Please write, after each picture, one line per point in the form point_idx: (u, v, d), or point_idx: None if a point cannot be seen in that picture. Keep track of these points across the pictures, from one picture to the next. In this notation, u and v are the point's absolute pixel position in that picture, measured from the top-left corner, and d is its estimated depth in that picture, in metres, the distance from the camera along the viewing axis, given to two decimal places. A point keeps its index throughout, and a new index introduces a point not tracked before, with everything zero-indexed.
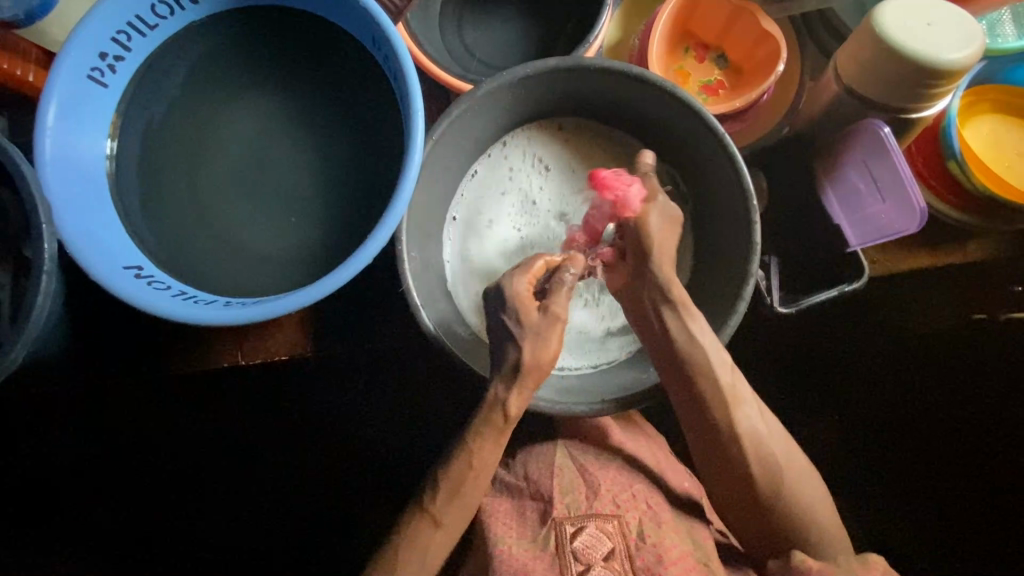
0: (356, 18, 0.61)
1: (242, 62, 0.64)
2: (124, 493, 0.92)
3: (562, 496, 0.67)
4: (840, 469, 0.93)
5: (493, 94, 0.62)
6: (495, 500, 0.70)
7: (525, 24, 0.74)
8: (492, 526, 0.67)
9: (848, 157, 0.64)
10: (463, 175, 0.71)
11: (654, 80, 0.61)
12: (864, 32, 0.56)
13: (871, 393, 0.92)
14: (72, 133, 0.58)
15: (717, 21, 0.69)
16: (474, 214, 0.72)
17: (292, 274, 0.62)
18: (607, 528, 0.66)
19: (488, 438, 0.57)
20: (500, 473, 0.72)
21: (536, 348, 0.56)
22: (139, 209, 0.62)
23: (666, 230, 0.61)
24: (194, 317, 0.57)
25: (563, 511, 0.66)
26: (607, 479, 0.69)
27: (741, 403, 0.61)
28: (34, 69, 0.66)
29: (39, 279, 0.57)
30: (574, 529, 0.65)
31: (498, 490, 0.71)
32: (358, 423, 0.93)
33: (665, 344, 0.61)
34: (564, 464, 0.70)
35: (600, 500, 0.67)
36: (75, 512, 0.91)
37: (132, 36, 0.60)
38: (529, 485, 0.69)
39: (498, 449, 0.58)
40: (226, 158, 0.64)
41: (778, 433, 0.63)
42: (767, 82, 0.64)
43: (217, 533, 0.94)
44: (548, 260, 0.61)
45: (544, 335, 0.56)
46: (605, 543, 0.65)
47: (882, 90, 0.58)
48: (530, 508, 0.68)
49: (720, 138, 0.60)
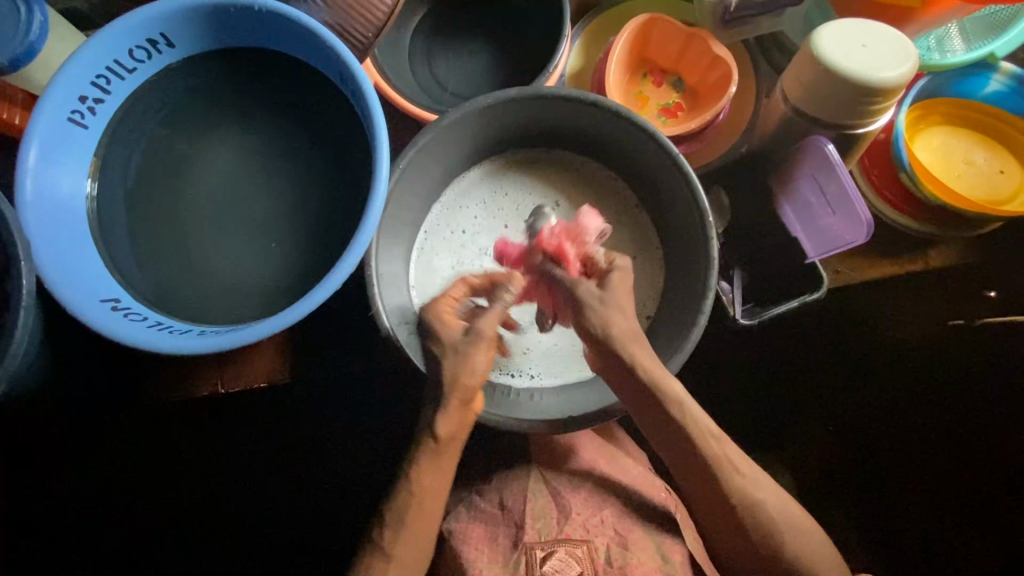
0: (325, 55, 0.64)
1: (218, 101, 0.68)
2: (113, 522, 0.96)
3: (534, 521, 0.69)
4: (825, 476, 0.94)
5: (458, 120, 0.65)
6: (468, 526, 0.71)
7: (491, 56, 0.78)
8: (465, 550, 0.69)
9: (799, 172, 0.65)
10: (461, 170, 0.74)
11: (609, 105, 0.64)
12: (806, 55, 0.58)
13: (840, 407, 0.95)
14: (53, 172, 0.61)
15: (672, 47, 0.72)
16: (460, 218, 0.74)
17: (265, 303, 0.65)
18: (576, 552, 0.67)
19: (431, 462, 0.59)
20: (474, 498, 0.73)
21: (457, 365, 0.57)
22: (117, 243, 0.65)
23: (618, 313, 0.59)
24: (169, 346, 0.59)
25: (534, 535, 0.68)
26: (578, 502, 0.71)
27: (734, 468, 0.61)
28: (20, 111, 0.70)
29: (15, 314, 0.57)
30: (544, 553, 0.67)
31: (471, 516, 0.72)
32: (348, 448, 0.97)
33: (650, 421, 0.61)
34: (537, 490, 0.71)
35: (571, 524, 0.69)
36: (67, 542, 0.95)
37: (112, 80, 0.63)
38: (505, 512, 0.71)
39: (442, 472, 0.60)
40: (203, 192, 0.67)
41: (773, 488, 0.63)
42: (721, 103, 0.67)
43: (205, 543, 0.98)
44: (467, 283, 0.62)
45: (464, 354, 0.57)
46: (574, 566, 0.66)
47: (824, 110, 0.60)
48: (502, 535, 0.70)
49: (676, 159, 0.63)
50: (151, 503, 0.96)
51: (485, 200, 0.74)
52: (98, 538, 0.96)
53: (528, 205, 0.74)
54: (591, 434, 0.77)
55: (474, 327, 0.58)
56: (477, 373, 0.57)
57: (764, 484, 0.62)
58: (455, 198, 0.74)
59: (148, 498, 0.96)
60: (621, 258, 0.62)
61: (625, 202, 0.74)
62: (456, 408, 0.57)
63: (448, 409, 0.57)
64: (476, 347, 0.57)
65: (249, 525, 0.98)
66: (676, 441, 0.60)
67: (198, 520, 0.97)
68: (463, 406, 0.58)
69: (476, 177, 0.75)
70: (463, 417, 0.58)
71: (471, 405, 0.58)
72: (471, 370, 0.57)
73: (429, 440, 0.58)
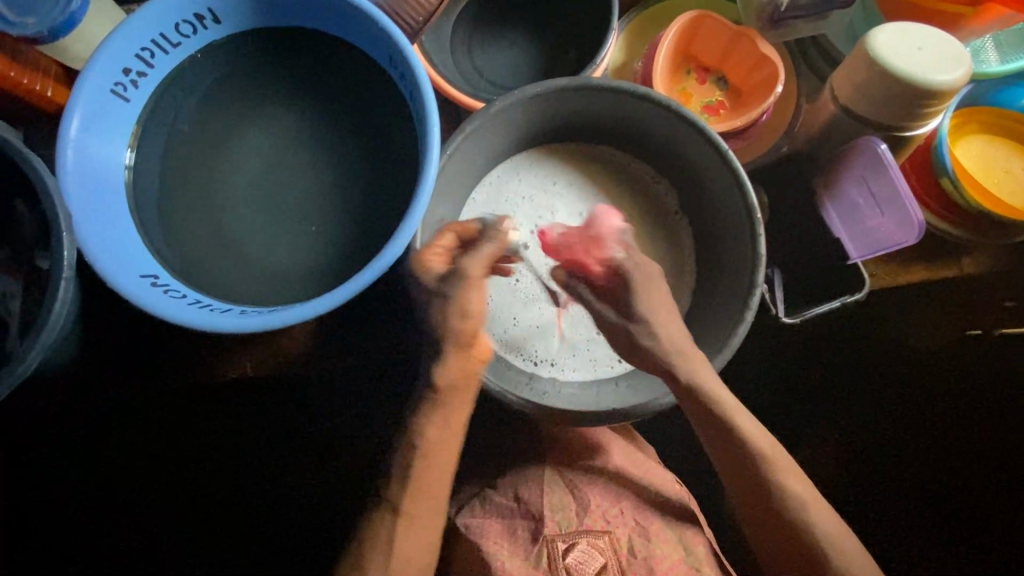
0: (374, 36, 0.64)
1: (258, 79, 0.67)
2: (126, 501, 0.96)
3: (552, 513, 0.70)
4: (838, 475, 0.96)
5: (507, 109, 0.65)
6: (484, 522, 0.71)
7: (534, 48, 0.78)
8: (484, 545, 0.68)
9: (845, 173, 0.66)
10: (502, 159, 0.73)
11: (659, 99, 0.64)
12: (859, 55, 0.59)
13: (858, 408, 0.96)
14: (94, 144, 0.60)
15: (716, 45, 0.72)
16: (499, 210, 0.73)
17: (304, 286, 0.64)
18: (598, 543, 0.68)
19: (442, 411, 0.61)
20: (490, 493, 0.73)
21: (449, 309, 0.57)
22: (154, 219, 0.64)
23: (670, 323, 0.63)
24: (209, 324, 0.58)
25: (554, 528, 0.69)
26: (596, 495, 0.72)
27: (793, 486, 0.63)
28: (51, 84, 0.70)
29: (56, 287, 0.55)
30: (566, 545, 0.67)
31: (487, 510, 0.72)
32: (364, 441, 0.94)
33: (718, 432, 0.64)
34: (553, 482, 0.72)
35: (591, 516, 0.70)
36: (83, 518, 0.95)
37: (156, 53, 0.63)
38: (521, 504, 0.71)
39: (451, 432, 0.63)
40: (241, 172, 0.66)
41: (831, 516, 0.63)
42: (768, 102, 0.67)
43: (219, 525, 0.98)
44: (451, 231, 0.61)
45: (455, 295, 0.57)
46: (598, 559, 0.67)
47: (876, 110, 0.60)
48: (521, 528, 0.70)
49: (724, 154, 0.62)
50: (165, 484, 0.96)
51: (524, 192, 0.74)
52: (111, 527, 0.96)
53: (570, 195, 0.74)
54: (609, 430, 0.77)
55: (454, 270, 0.58)
56: (468, 314, 0.58)
57: (822, 508, 0.63)
58: (500, 182, 0.74)
59: (165, 479, 0.96)
60: (638, 264, 0.64)
61: (664, 206, 0.74)
62: (454, 352, 0.59)
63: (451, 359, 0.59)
64: (463, 285, 0.57)
65: (267, 508, 0.98)
66: (732, 450, 0.64)
67: (212, 501, 0.97)
68: (463, 348, 0.59)
69: (521, 164, 0.74)
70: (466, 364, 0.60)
71: (469, 347, 0.59)
72: (463, 309, 0.57)
73: (430, 390, 0.60)
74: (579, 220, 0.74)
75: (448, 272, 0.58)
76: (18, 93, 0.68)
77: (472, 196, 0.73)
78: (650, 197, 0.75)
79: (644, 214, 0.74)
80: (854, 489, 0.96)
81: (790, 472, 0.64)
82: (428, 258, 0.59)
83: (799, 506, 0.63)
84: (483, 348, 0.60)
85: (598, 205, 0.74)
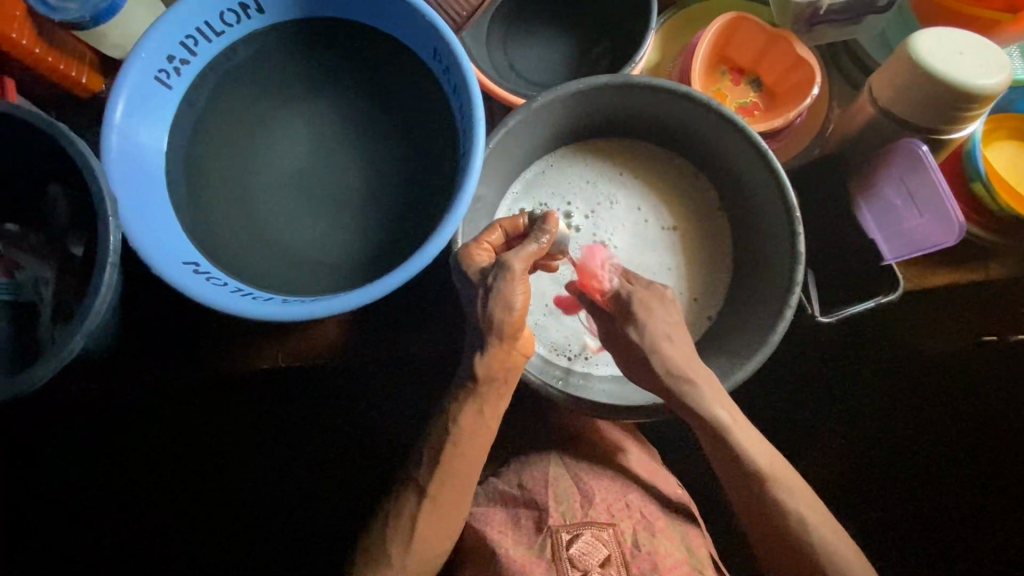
0: (418, 29, 0.64)
1: (298, 69, 0.67)
2: (151, 484, 0.98)
3: (557, 504, 0.69)
4: (852, 475, 0.97)
5: (549, 104, 0.65)
6: (489, 510, 0.72)
7: (568, 46, 0.79)
8: (488, 533, 0.69)
9: (883, 173, 0.66)
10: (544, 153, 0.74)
11: (699, 97, 0.64)
12: (901, 58, 0.60)
13: (876, 410, 0.97)
14: (137, 129, 0.60)
15: (754, 47, 0.73)
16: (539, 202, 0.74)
17: (342, 276, 0.64)
18: (602, 535, 0.67)
19: (469, 404, 0.60)
20: (495, 482, 0.74)
21: (494, 303, 0.55)
22: (193, 206, 0.64)
23: (676, 342, 0.62)
24: (250, 311, 0.58)
25: (558, 519, 0.67)
26: (600, 487, 0.71)
27: (802, 505, 0.62)
28: (86, 71, 0.71)
29: (102, 271, 0.55)
30: (570, 536, 0.66)
31: (491, 499, 0.73)
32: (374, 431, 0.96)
33: (723, 450, 0.63)
34: (558, 474, 0.71)
35: (596, 508, 0.69)
36: (109, 500, 0.97)
37: (199, 41, 0.63)
38: (524, 494, 0.71)
39: (488, 432, 0.62)
40: (279, 161, 0.66)
41: (843, 536, 0.62)
42: (804, 104, 0.68)
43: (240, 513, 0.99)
44: (501, 228, 0.60)
45: (501, 286, 0.55)
46: (602, 549, 0.66)
47: (915, 112, 0.61)
48: (524, 517, 0.70)
49: (763, 152, 0.63)
50: (189, 468, 0.98)
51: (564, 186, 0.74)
52: (111, 528, 0.98)
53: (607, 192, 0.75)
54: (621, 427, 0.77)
55: (501, 262, 0.56)
56: (514, 309, 0.56)
57: (833, 528, 0.62)
58: (539, 177, 0.74)
59: (190, 463, 0.98)
60: (640, 289, 0.63)
61: (699, 206, 0.75)
62: (495, 344, 0.57)
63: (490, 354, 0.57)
64: (509, 281, 0.55)
65: (290, 495, 0.99)
66: (738, 467, 0.63)
67: (234, 487, 0.98)
68: (507, 346, 0.58)
69: (560, 159, 0.75)
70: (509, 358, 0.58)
71: (513, 341, 0.58)
72: (508, 305, 0.55)
73: (469, 383, 0.60)
74: (616, 216, 0.74)
75: (496, 267, 0.56)
76: (58, 80, 0.69)
77: (512, 189, 0.73)
78: (683, 195, 0.75)
79: (680, 212, 0.75)
80: (856, 490, 0.97)
81: (799, 490, 0.63)
82: (474, 252, 0.58)
83: (807, 526, 0.61)
84: (527, 343, 0.59)
85: (633, 203, 0.75)
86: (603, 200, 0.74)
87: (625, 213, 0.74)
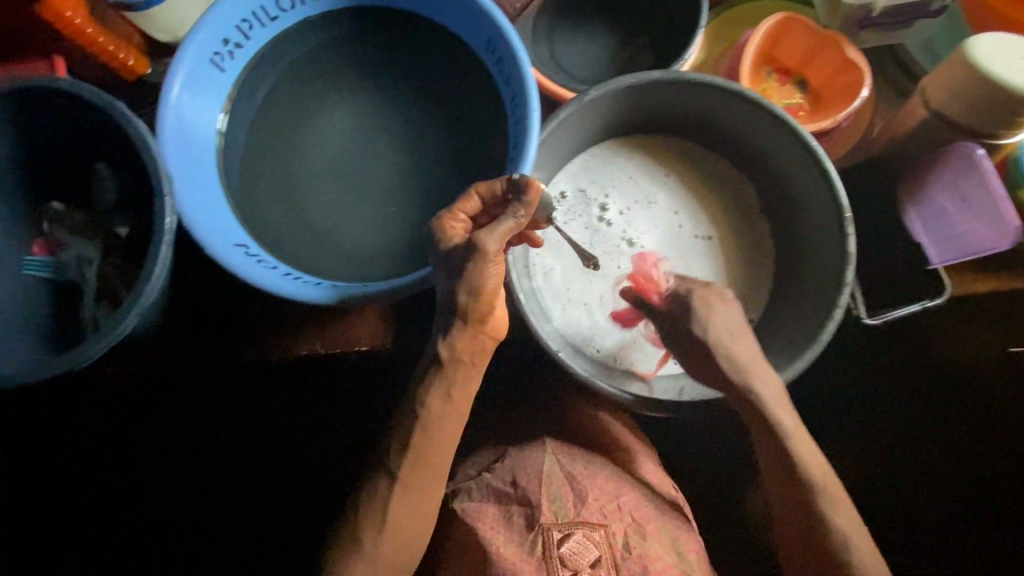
0: (471, 19, 0.64)
1: (348, 57, 0.67)
2: (162, 482, 0.95)
3: (550, 502, 0.67)
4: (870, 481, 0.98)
5: (599, 99, 0.65)
6: (481, 506, 0.69)
7: (612, 42, 0.78)
8: (479, 529, 0.67)
9: (936, 176, 0.66)
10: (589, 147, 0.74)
11: (751, 95, 0.64)
12: (956, 61, 0.60)
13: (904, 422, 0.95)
14: (191, 110, 0.61)
15: (802, 48, 0.73)
16: (576, 201, 0.73)
17: (388, 264, 0.64)
18: (594, 536, 0.66)
19: (439, 388, 0.59)
20: (487, 477, 0.71)
21: (463, 284, 0.55)
22: (242, 190, 0.64)
23: (735, 338, 0.62)
24: (300, 295, 0.59)
25: (551, 517, 0.67)
26: (595, 487, 0.70)
27: (840, 509, 0.62)
28: (128, 50, 0.69)
29: (158, 250, 0.55)
30: (562, 535, 0.65)
31: (482, 494, 0.70)
32: (373, 425, 0.94)
33: (773, 444, 0.63)
34: (553, 472, 0.70)
35: (588, 509, 0.68)
36: (122, 495, 0.96)
37: (253, 26, 0.63)
38: (517, 492, 0.69)
39: (461, 414, 0.62)
40: (327, 148, 0.66)
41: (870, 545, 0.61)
42: (852, 106, 0.68)
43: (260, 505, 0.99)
44: (475, 197, 0.56)
45: (472, 269, 0.54)
46: (593, 551, 0.65)
47: (969, 115, 0.61)
48: (516, 514, 0.68)
49: (815, 151, 0.63)
50: (202, 466, 0.95)
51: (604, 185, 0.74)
52: (112, 528, 0.97)
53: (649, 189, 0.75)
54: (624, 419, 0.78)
55: (473, 244, 0.54)
56: (484, 290, 0.55)
57: (862, 534, 0.62)
58: (582, 171, 0.74)
59: (204, 463, 0.95)
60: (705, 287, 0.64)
61: (742, 205, 0.75)
62: (460, 328, 0.57)
63: (458, 337, 0.57)
64: (481, 262, 0.54)
65: (310, 488, 0.99)
66: (784, 463, 0.63)
67: (251, 480, 0.98)
68: (477, 329, 0.58)
69: (603, 153, 0.75)
70: (477, 341, 0.58)
71: (481, 324, 0.57)
72: (481, 286, 0.55)
73: (434, 362, 0.59)
74: (658, 213, 0.74)
75: (468, 245, 0.54)
76: (105, 61, 0.68)
77: (555, 182, 0.73)
78: (724, 194, 0.75)
79: (723, 214, 0.75)
80: (876, 495, 0.97)
81: (840, 493, 0.63)
82: (448, 227, 0.56)
83: (841, 529, 0.61)
84: (498, 324, 0.59)
85: (673, 200, 0.75)
86: (645, 197, 0.74)
87: (668, 210, 0.74)
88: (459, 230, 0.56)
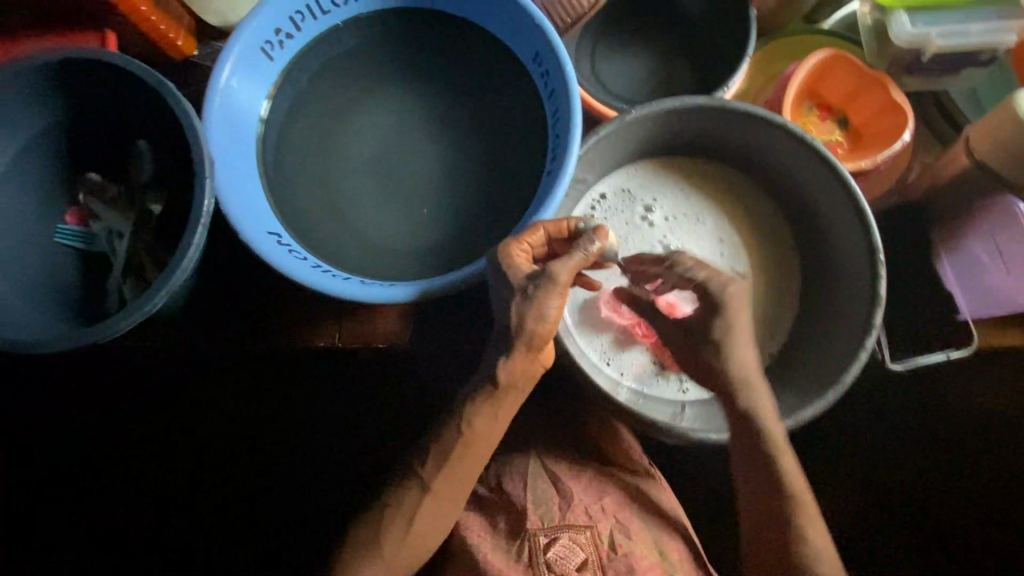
0: (520, 30, 0.65)
1: (394, 55, 0.68)
2: (164, 473, 0.94)
3: (536, 507, 0.67)
4: (892, 531, 0.93)
5: (642, 119, 0.65)
6: (471, 516, 0.69)
7: (655, 64, 0.78)
8: (469, 539, 0.67)
9: (973, 229, 0.67)
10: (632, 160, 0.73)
11: (793, 129, 0.64)
12: (1004, 112, 0.60)
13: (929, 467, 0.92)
14: (237, 95, 0.61)
15: (846, 86, 0.73)
16: (617, 200, 0.73)
17: (416, 264, 0.64)
18: (579, 539, 0.65)
19: (484, 406, 0.58)
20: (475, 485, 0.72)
21: (526, 312, 0.52)
22: (278, 178, 0.65)
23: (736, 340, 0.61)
24: (326, 287, 0.58)
25: (536, 522, 0.66)
26: (579, 490, 0.69)
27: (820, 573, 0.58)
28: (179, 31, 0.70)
29: (193, 232, 0.55)
30: (547, 539, 0.64)
31: (478, 507, 0.70)
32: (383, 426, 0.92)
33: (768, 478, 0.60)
34: (537, 475, 0.69)
35: (574, 511, 0.67)
36: (119, 485, 0.94)
37: (306, 18, 0.64)
38: (503, 497, 0.69)
39: (488, 443, 0.60)
40: (366, 143, 0.67)
41: None
42: (894, 147, 0.67)
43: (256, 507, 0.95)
44: (542, 229, 0.57)
45: (537, 297, 0.52)
46: (579, 553, 0.64)
47: (1012, 166, 0.62)
48: (501, 521, 0.68)
49: (851, 190, 0.63)
50: (206, 457, 0.94)
51: (653, 198, 0.74)
52: (113, 528, 0.95)
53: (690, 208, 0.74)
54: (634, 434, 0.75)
55: (547, 272, 0.53)
56: (547, 320, 0.53)
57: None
58: (625, 181, 0.74)
59: (208, 453, 0.94)
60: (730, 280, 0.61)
61: (771, 236, 0.75)
62: (522, 353, 0.54)
63: (513, 360, 0.54)
64: (550, 290, 0.53)
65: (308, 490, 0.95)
66: (773, 504, 0.60)
67: (251, 480, 0.95)
68: (528, 359, 0.54)
69: (649, 166, 0.74)
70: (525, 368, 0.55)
71: (538, 351, 0.54)
72: (541, 317, 0.53)
73: (489, 385, 0.56)
74: (695, 232, 0.74)
75: (539, 274, 0.54)
76: (155, 40, 0.68)
77: (600, 184, 0.73)
78: (758, 221, 0.75)
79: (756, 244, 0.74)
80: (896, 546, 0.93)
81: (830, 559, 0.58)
82: (515, 251, 0.54)
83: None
84: (550, 356, 0.56)
85: (708, 223, 0.74)
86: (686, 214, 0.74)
87: (703, 231, 0.74)
88: (526, 258, 0.55)
